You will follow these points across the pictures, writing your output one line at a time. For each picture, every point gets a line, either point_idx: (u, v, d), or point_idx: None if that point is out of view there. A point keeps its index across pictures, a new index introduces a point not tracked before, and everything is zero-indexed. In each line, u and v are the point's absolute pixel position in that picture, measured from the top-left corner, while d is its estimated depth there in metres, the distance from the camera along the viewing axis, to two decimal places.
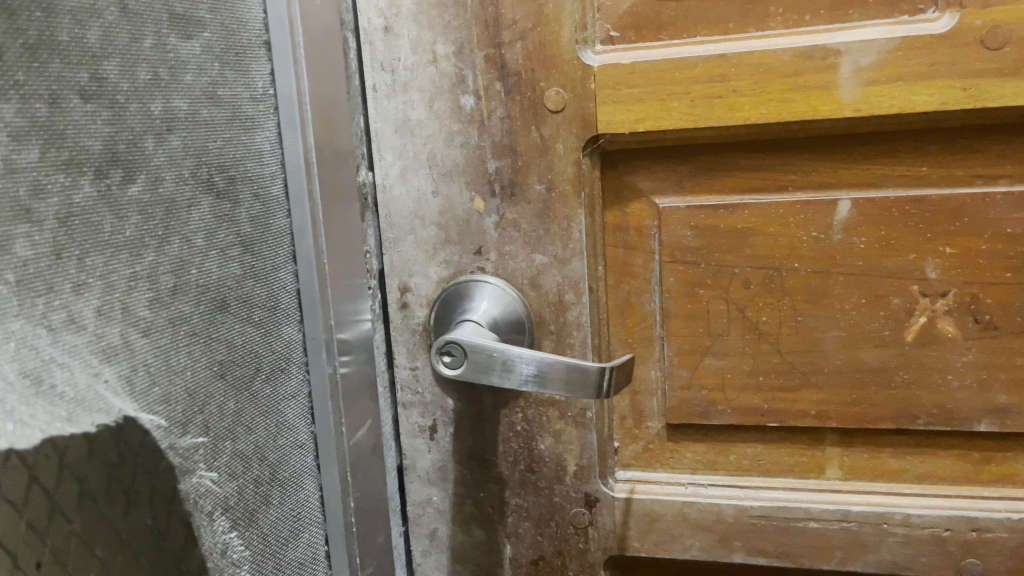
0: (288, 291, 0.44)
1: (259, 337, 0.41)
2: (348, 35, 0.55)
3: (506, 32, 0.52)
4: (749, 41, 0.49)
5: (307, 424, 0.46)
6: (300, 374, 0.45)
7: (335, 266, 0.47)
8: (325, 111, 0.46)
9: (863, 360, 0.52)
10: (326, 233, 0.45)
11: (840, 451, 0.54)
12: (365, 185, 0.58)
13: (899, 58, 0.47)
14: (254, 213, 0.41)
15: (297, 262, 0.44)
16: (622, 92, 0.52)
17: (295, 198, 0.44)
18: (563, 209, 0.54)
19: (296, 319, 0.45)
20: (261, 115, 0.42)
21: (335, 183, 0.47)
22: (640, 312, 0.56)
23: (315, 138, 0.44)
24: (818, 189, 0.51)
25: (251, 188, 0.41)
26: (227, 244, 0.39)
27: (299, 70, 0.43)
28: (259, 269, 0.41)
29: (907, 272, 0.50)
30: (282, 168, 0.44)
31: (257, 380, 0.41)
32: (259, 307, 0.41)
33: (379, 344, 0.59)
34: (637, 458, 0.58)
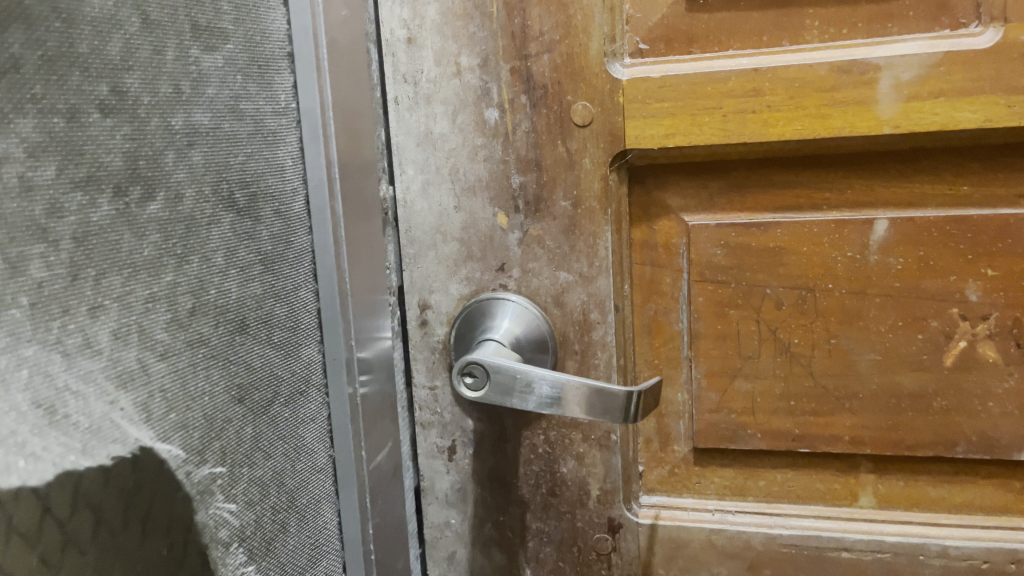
0: (309, 311, 0.42)
1: (279, 359, 0.40)
2: (370, 46, 0.54)
3: (533, 44, 0.51)
4: (784, 55, 0.48)
5: (326, 447, 0.44)
6: (319, 397, 0.44)
7: (357, 284, 0.45)
8: (349, 125, 0.44)
9: (900, 386, 0.50)
10: (349, 250, 0.44)
11: (874, 478, 0.53)
12: (385, 199, 0.56)
13: (942, 73, 0.46)
14: (276, 231, 0.40)
15: (318, 280, 0.43)
16: (652, 106, 0.50)
17: (317, 215, 0.42)
18: (589, 225, 0.53)
19: (317, 339, 0.43)
20: (283, 129, 0.41)
21: (359, 200, 0.46)
22: (668, 331, 0.55)
23: (338, 151, 0.43)
24: (853, 208, 0.50)
25: (273, 205, 0.39)
26: (247, 262, 0.37)
27: (324, 83, 0.42)
28: (279, 288, 0.40)
29: (946, 294, 0.49)
30: (305, 183, 0.42)
31: (276, 404, 0.39)
32: (279, 329, 0.40)
33: (398, 362, 0.58)
34: (663, 483, 0.57)
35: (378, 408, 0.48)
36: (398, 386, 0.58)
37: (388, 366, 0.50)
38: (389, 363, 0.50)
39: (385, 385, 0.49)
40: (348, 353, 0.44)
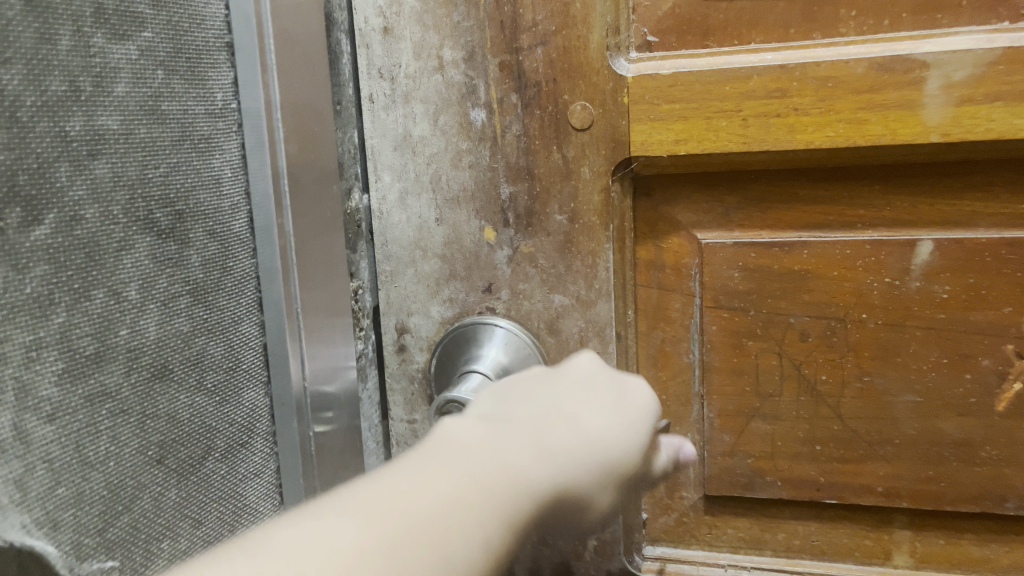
0: (252, 348, 0.40)
1: (212, 407, 0.37)
2: (341, 36, 0.48)
3: (524, 35, 0.44)
4: (816, 50, 0.41)
5: (274, 504, 0.43)
6: (266, 447, 0.42)
7: (315, 315, 0.42)
8: (304, 128, 0.41)
9: (943, 431, 0.44)
10: (302, 276, 0.41)
11: (911, 535, 0.47)
12: (359, 209, 0.50)
13: (1000, 73, 0.39)
14: (210, 254, 0.37)
15: (265, 309, 0.41)
16: (661, 108, 0.44)
17: (262, 236, 0.40)
18: (588, 243, 0.46)
19: (262, 382, 0.41)
20: (221, 134, 0.38)
21: (315, 217, 0.42)
22: (677, 363, 0.48)
23: (289, 159, 0.40)
24: (892, 228, 0.43)
25: (205, 224, 0.36)
26: (169, 296, 0.34)
27: (269, 80, 0.39)
28: (213, 323, 0.37)
29: (999, 329, 0.42)
30: (248, 198, 0.40)
31: (209, 460, 0.37)
32: (215, 369, 0.37)
33: (372, 393, 0.53)
34: (669, 532, 0.51)
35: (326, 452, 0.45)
36: (370, 420, 0.52)
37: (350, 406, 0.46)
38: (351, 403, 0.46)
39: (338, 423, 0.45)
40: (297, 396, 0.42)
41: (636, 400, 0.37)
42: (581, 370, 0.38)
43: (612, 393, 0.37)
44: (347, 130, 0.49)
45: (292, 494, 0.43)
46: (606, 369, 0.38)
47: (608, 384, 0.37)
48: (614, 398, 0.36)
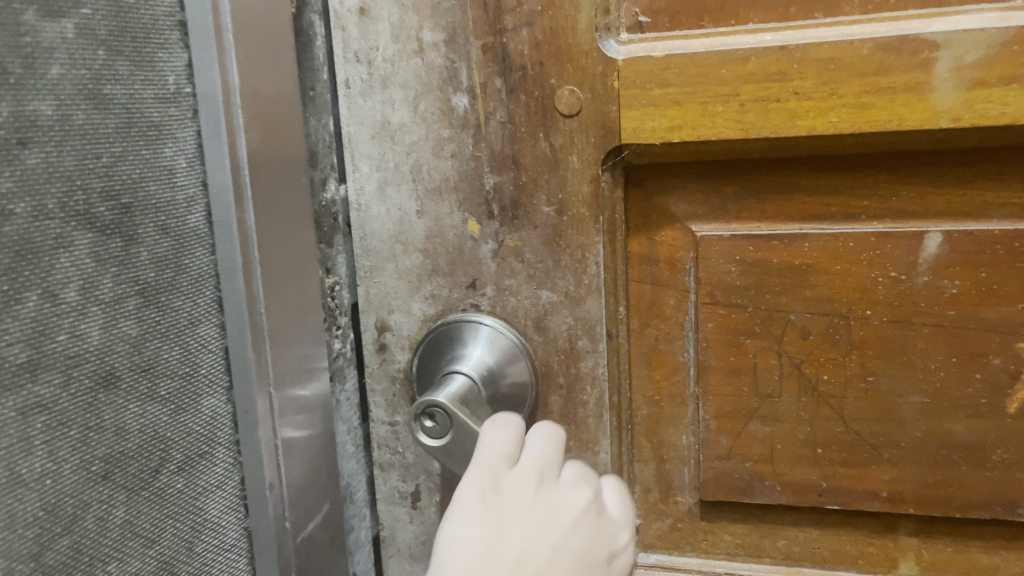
0: (213, 353, 0.39)
1: (164, 415, 0.36)
2: (314, 18, 0.46)
3: (508, 16, 0.42)
4: (818, 30, 0.39)
5: (238, 519, 0.41)
6: (228, 457, 0.40)
7: (278, 316, 0.41)
8: (265, 116, 0.40)
9: (952, 434, 0.42)
10: (265, 273, 0.40)
11: (917, 542, 0.44)
12: (337, 201, 0.48)
13: (1015, 53, 0.36)
14: (161, 251, 0.35)
15: (224, 309, 0.39)
16: (653, 93, 0.41)
17: (220, 230, 0.38)
18: (577, 236, 0.44)
19: (223, 387, 0.40)
20: (173, 121, 0.36)
21: (274, 209, 0.40)
22: (671, 362, 0.46)
23: (249, 146, 0.38)
24: (898, 219, 0.41)
25: (156, 219, 0.35)
26: (114, 297, 0.33)
27: (226, 64, 0.37)
28: (164, 326, 0.36)
29: (1011, 326, 0.40)
30: (205, 191, 0.38)
31: (160, 470, 0.36)
32: (168, 377, 0.36)
33: (351, 395, 0.51)
34: (662, 539, 0.48)
35: (290, 456, 0.42)
36: (349, 423, 0.50)
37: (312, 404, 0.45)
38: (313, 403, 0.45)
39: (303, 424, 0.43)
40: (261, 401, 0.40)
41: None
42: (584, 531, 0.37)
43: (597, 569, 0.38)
44: (322, 117, 0.47)
45: (258, 503, 0.41)
46: (602, 536, 0.38)
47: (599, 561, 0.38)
48: None
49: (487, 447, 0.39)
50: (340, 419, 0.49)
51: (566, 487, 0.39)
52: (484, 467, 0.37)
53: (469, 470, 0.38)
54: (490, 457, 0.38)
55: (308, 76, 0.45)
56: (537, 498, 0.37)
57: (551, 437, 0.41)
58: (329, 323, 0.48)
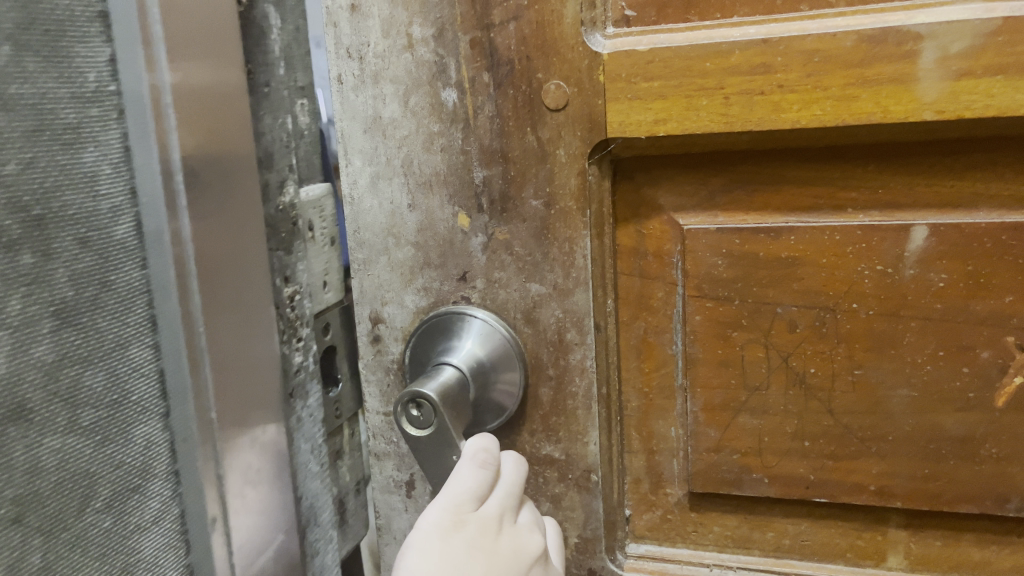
0: (147, 377, 0.40)
1: (86, 436, 0.37)
2: (269, 10, 0.46)
3: (496, 10, 0.42)
4: (802, 23, 0.39)
5: (175, 528, 0.43)
6: (164, 468, 0.42)
7: (220, 334, 0.42)
8: (206, 117, 0.40)
9: (941, 428, 0.42)
10: (203, 288, 0.41)
11: (907, 535, 0.44)
12: (292, 207, 0.48)
13: (1001, 44, 0.36)
14: (80, 267, 0.36)
15: (157, 324, 0.40)
16: (639, 86, 0.41)
17: (153, 240, 0.39)
18: (565, 229, 0.44)
19: (156, 403, 0.41)
20: (94, 123, 0.37)
21: (216, 213, 0.41)
22: (660, 354, 0.46)
23: (185, 144, 0.39)
24: (886, 211, 0.41)
25: (75, 230, 0.36)
26: (20, 322, 0.33)
27: (155, 59, 0.37)
28: (86, 347, 0.37)
29: (1000, 319, 0.40)
30: (134, 199, 0.39)
31: (82, 488, 0.37)
32: (93, 403, 0.37)
33: (315, 410, 0.51)
34: (653, 530, 0.49)
35: (235, 474, 0.43)
36: (313, 440, 0.51)
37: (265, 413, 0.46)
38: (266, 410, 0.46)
39: (259, 439, 0.45)
40: (200, 426, 0.41)
41: None
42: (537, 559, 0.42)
43: None
44: (279, 114, 0.47)
45: (196, 529, 0.43)
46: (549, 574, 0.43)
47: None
48: None
49: (455, 481, 0.42)
50: (302, 437, 0.49)
51: (520, 540, 0.42)
52: (452, 502, 0.41)
53: (436, 503, 0.41)
54: (458, 495, 0.41)
55: (262, 71, 0.45)
56: (490, 535, 0.41)
57: (515, 481, 0.44)
58: (289, 335, 0.48)
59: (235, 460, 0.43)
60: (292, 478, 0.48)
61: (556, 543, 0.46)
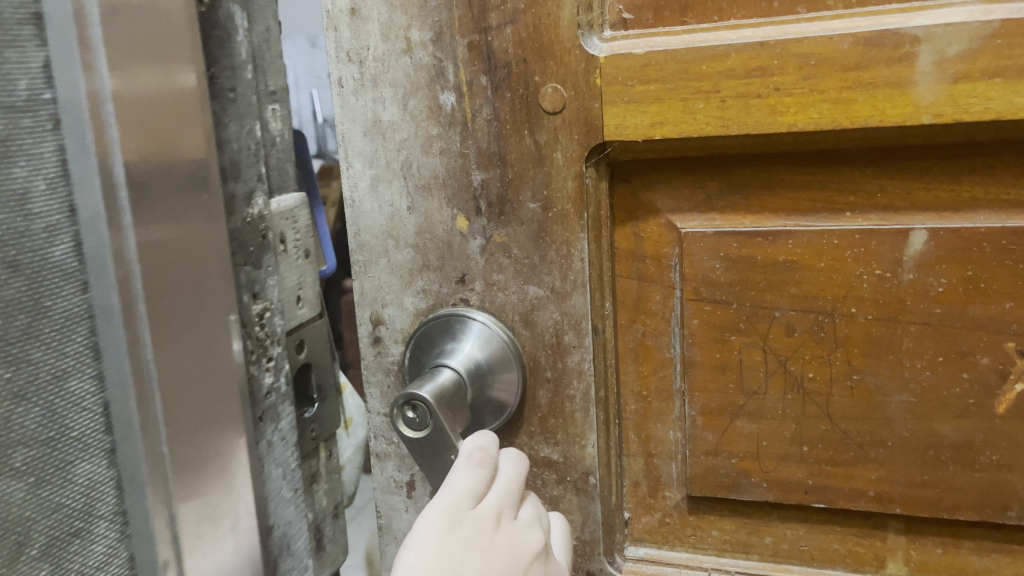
0: (90, 412, 0.36)
1: (25, 489, 0.33)
2: (233, 10, 0.42)
3: (493, 14, 0.42)
4: (799, 25, 0.38)
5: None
6: (110, 515, 0.37)
7: (175, 356, 0.37)
8: (155, 126, 0.36)
9: (940, 434, 0.41)
10: (152, 311, 0.36)
11: (906, 542, 0.44)
12: (258, 217, 0.44)
13: (999, 46, 0.36)
14: (11, 295, 0.31)
15: (101, 354, 0.36)
16: (635, 89, 0.41)
17: (95, 256, 0.35)
18: (562, 231, 0.44)
19: (102, 445, 0.36)
20: (23, 133, 0.32)
21: (174, 230, 0.37)
22: (658, 358, 0.46)
23: (126, 156, 0.34)
24: (884, 215, 0.40)
25: (8, 256, 0.31)
26: None
27: (93, 63, 0.33)
28: (18, 388, 0.32)
29: (1000, 325, 0.39)
30: (72, 216, 0.34)
31: (23, 547, 0.32)
32: (26, 444, 0.32)
33: (285, 434, 0.47)
34: (651, 533, 0.49)
35: (190, 512, 0.39)
36: (285, 464, 0.47)
37: (231, 442, 0.41)
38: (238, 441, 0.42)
39: (226, 476, 0.41)
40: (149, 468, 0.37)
41: None
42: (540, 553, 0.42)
43: None
44: (246, 121, 0.43)
45: None
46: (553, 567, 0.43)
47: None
48: None
49: (450, 483, 0.42)
50: (274, 463, 0.46)
51: (521, 534, 0.42)
52: (448, 502, 0.41)
53: (433, 504, 0.41)
54: (454, 495, 0.41)
55: (226, 74, 0.42)
56: (489, 531, 0.41)
57: (513, 474, 0.44)
58: (258, 355, 0.44)
59: (191, 501, 0.39)
60: (259, 510, 0.43)
61: (561, 538, 0.46)
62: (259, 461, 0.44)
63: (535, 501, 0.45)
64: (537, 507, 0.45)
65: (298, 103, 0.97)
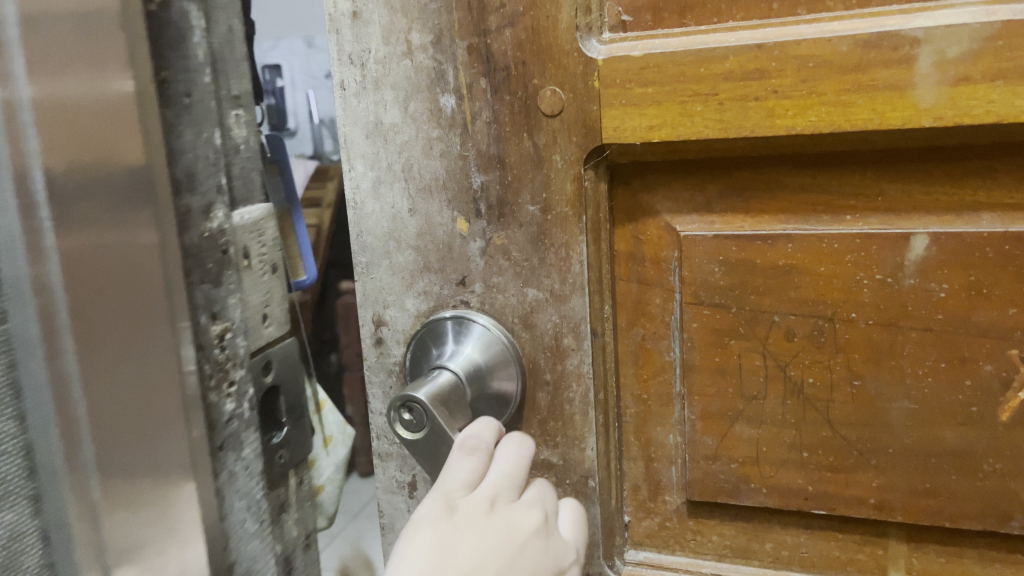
0: (11, 456, 0.36)
1: None
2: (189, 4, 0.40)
3: (492, 17, 0.42)
4: (798, 27, 0.38)
5: None
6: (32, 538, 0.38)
7: (103, 398, 0.37)
8: (67, 129, 0.34)
9: (942, 442, 0.41)
10: (75, 344, 0.35)
11: (907, 550, 0.44)
12: (222, 230, 0.43)
13: (1001, 48, 0.35)
14: None
15: (19, 384, 0.36)
16: (633, 91, 0.41)
17: (14, 288, 0.34)
18: (561, 234, 0.44)
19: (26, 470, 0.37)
20: None
21: (104, 249, 0.36)
22: (658, 361, 0.46)
23: (50, 169, 0.33)
24: (885, 219, 0.40)
25: None
26: None
27: (10, 73, 0.32)
28: None
29: (1003, 332, 0.39)
30: None
31: None
32: None
33: (251, 463, 0.45)
34: (652, 537, 0.48)
35: (119, 544, 0.39)
36: (250, 496, 0.46)
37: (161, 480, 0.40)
38: (172, 494, 0.40)
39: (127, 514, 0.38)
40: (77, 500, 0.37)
41: None
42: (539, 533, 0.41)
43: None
44: (206, 126, 0.41)
45: None
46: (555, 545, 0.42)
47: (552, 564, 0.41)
48: None
49: (444, 475, 0.41)
50: (236, 495, 0.44)
51: (518, 514, 0.41)
52: (442, 490, 0.40)
53: (430, 496, 0.40)
54: (448, 484, 0.40)
55: (179, 78, 0.39)
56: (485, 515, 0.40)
57: (512, 457, 0.43)
58: (218, 381, 0.43)
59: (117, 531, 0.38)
60: (205, 554, 0.42)
61: (574, 517, 0.45)
62: (219, 496, 0.43)
63: (537, 486, 0.44)
64: (538, 491, 0.44)
65: (296, 100, 1.34)
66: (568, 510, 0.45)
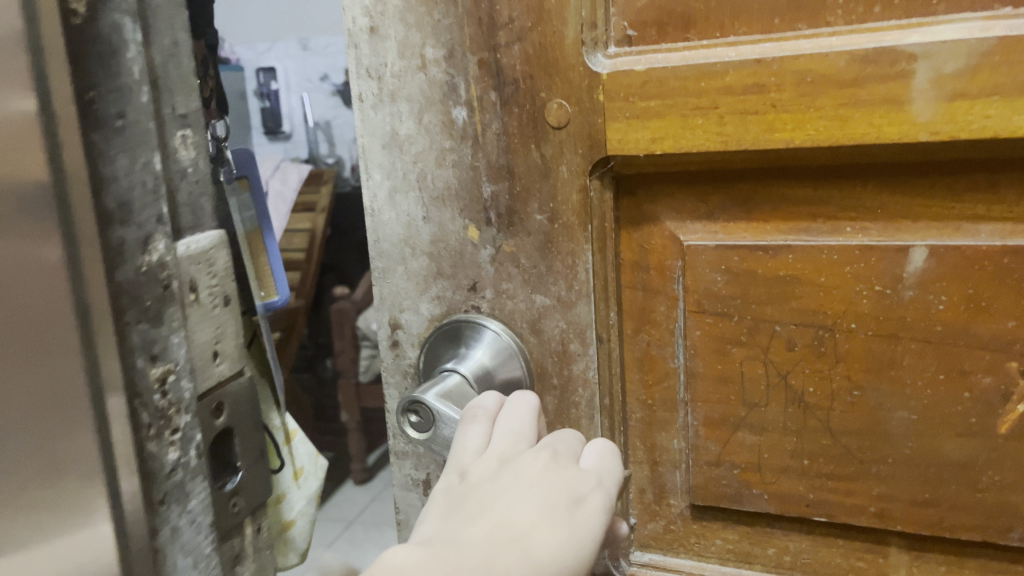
0: None
1: None
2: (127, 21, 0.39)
3: (501, 32, 0.44)
4: (797, 42, 0.39)
5: None
6: None
7: None
8: None
9: (941, 453, 0.41)
10: None
11: (909, 559, 0.44)
12: (163, 263, 0.42)
13: (998, 63, 0.35)
14: None
15: None
16: (637, 105, 0.42)
17: None
18: (568, 242, 0.45)
19: None
20: None
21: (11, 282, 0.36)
22: (663, 367, 0.47)
23: None
24: (885, 230, 0.40)
25: None
26: None
27: None
28: None
29: (1002, 344, 0.39)
30: None
31: None
32: None
33: (197, 514, 0.45)
34: (657, 539, 0.49)
35: None
36: (198, 550, 0.45)
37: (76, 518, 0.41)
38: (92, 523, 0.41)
39: None
40: None
41: (589, 515, 0.37)
42: (550, 463, 0.38)
43: (568, 501, 0.37)
44: (144, 151, 0.40)
45: None
46: (576, 471, 0.39)
47: (575, 486, 0.38)
48: (575, 513, 0.37)
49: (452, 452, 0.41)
50: (181, 551, 0.44)
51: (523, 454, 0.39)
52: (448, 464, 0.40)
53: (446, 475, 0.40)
54: (453, 457, 0.40)
55: (110, 98, 0.38)
56: (487, 467, 0.39)
57: (510, 412, 0.42)
58: (160, 428, 0.42)
59: None
60: None
61: (603, 452, 0.41)
62: (155, 552, 0.42)
63: (557, 432, 0.42)
64: (554, 433, 0.41)
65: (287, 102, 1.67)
66: (596, 445, 0.41)
